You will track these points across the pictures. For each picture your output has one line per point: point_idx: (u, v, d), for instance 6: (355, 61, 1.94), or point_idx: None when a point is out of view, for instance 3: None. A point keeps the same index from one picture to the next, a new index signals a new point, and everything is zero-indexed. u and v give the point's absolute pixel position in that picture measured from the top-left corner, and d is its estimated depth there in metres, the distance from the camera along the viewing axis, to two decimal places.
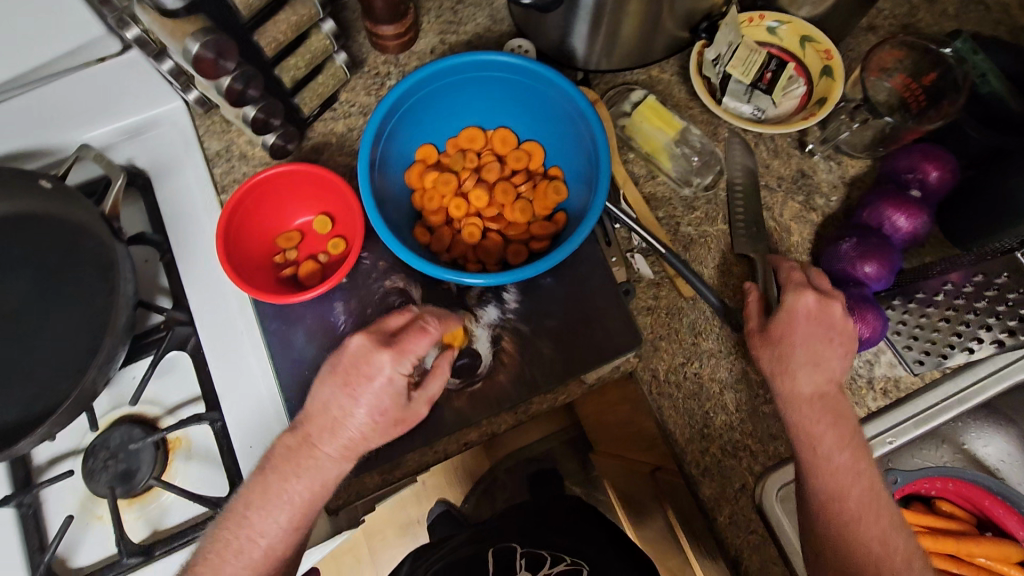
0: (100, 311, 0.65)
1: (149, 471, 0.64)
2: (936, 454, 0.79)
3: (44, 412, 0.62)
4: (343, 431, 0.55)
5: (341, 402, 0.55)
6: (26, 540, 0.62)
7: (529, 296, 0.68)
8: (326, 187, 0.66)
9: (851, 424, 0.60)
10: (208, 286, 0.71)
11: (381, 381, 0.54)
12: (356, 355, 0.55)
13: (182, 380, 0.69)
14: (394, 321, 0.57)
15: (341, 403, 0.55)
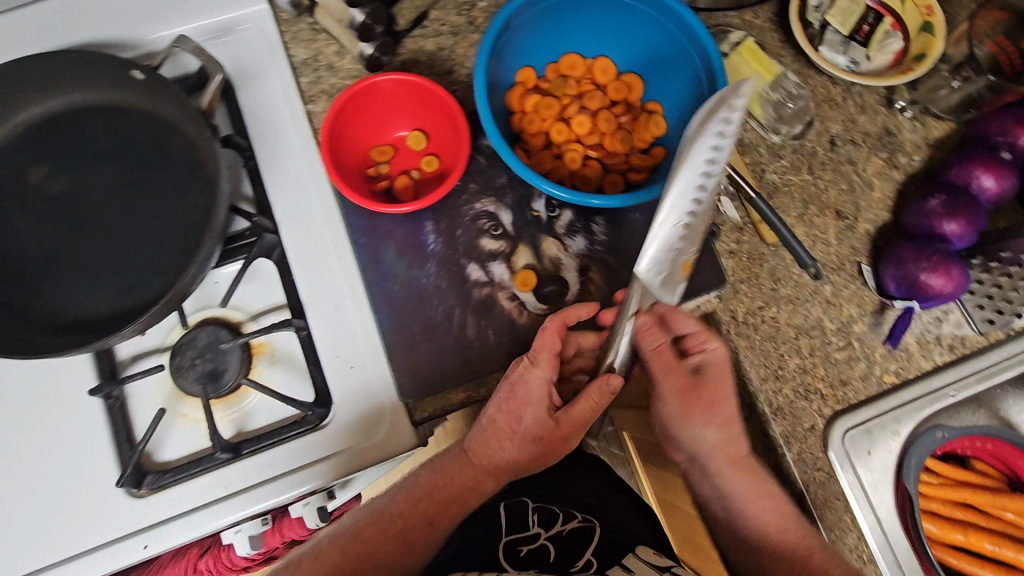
0: (191, 212, 0.64)
1: (236, 373, 0.64)
2: (972, 417, 0.80)
3: (134, 305, 0.62)
4: (487, 456, 0.64)
5: (493, 430, 0.62)
6: (114, 431, 0.62)
7: (618, 229, 0.69)
8: (426, 101, 0.65)
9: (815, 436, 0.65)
10: (294, 195, 0.70)
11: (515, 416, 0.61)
12: (506, 386, 0.61)
13: (267, 288, 0.68)
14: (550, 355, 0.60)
15: (493, 431, 0.62)
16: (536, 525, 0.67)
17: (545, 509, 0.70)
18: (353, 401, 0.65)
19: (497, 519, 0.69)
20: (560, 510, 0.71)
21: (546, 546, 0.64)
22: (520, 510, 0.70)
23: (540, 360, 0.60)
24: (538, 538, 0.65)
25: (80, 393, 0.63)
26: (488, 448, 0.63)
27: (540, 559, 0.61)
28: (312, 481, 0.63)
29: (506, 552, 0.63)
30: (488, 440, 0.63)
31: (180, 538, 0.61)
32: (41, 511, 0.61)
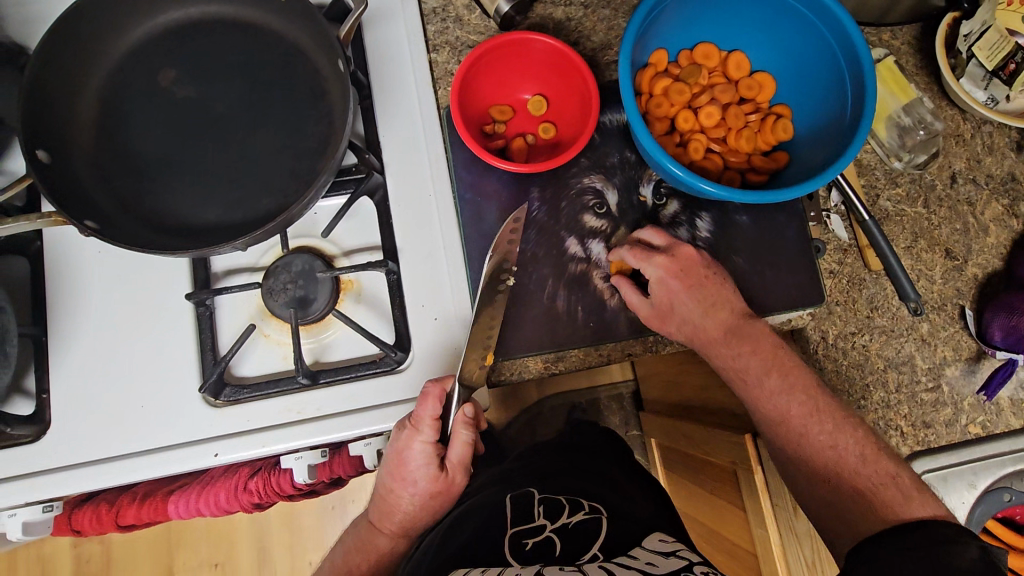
0: (308, 139, 0.64)
1: (325, 303, 0.65)
2: None
3: (241, 221, 0.62)
4: (394, 522, 0.65)
5: (395, 502, 0.64)
6: (201, 339, 0.64)
7: (723, 229, 0.68)
8: (557, 66, 0.64)
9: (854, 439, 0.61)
10: (404, 139, 0.69)
11: (386, 481, 0.64)
12: (394, 454, 0.62)
13: (365, 227, 0.69)
14: (406, 436, 0.61)
15: (396, 503, 0.64)
16: (542, 515, 0.63)
17: (551, 498, 0.66)
18: (434, 352, 0.65)
19: (501, 508, 0.65)
20: (566, 499, 0.66)
21: (553, 539, 0.59)
22: (527, 501, 0.66)
23: (401, 438, 0.61)
24: (542, 531, 0.61)
25: (175, 296, 0.65)
26: (390, 514, 0.65)
27: (547, 555, 0.57)
28: (383, 421, 0.64)
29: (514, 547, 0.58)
30: (392, 512, 0.65)
31: (248, 452, 0.63)
32: (123, 401, 0.63)
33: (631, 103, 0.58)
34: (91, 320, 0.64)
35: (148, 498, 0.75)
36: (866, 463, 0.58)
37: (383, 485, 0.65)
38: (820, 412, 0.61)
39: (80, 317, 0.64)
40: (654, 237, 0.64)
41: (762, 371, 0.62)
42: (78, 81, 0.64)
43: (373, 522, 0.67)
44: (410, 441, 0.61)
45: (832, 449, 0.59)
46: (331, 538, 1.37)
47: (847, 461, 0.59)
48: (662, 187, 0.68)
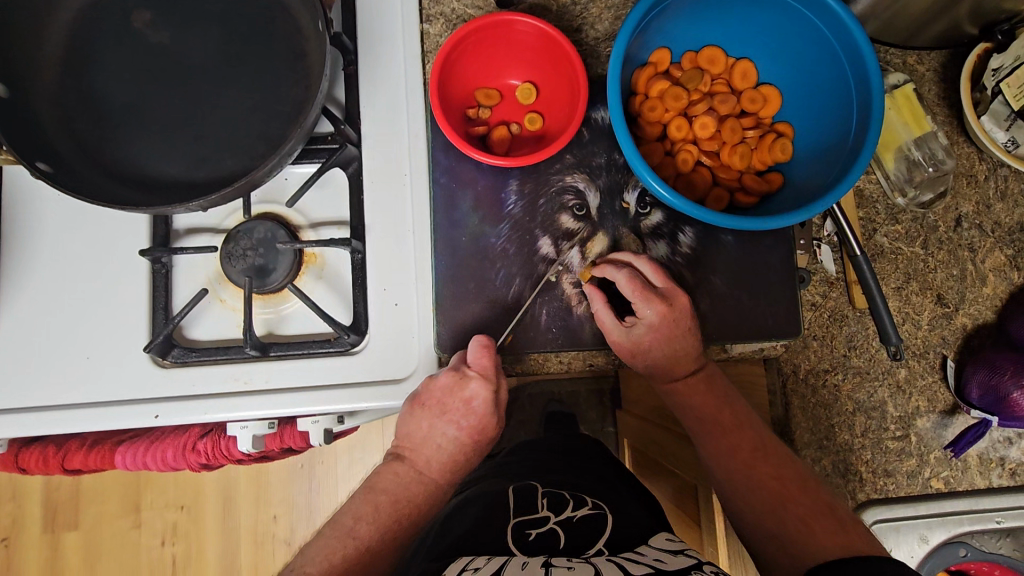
0: (282, 102, 0.61)
1: (284, 274, 0.63)
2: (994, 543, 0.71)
3: (203, 181, 0.60)
4: (437, 471, 0.61)
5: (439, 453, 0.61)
6: (153, 296, 0.62)
7: (705, 246, 0.65)
8: (551, 55, 0.60)
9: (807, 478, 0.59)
10: (385, 113, 0.66)
11: (433, 429, 0.60)
12: (454, 398, 0.60)
13: (335, 199, 0.66)
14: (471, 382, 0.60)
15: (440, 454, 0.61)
16: (545, 507, 0.63)
17: (554, 493, 0.66)
18: (390, 339, 0.63)
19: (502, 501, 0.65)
20: (571, 496, 0.66)
21: (555, 531, 0.58)
22: (529, 494, 0.66)
23: (470, 383, 0.60)
24: (545, 522, 0.60)
25: (131, 250, 0.63)
26: (432, 463, 0.61)
27: (551, 542, 0.56)
28: (329, 402, 0.62)
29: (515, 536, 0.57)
30: (435, 460, 0.61)
31: (189, 417, 0.61)
32: (70, 349, 0.62)
33: (617, 104, 0.55)
34: (45, 263, 0.63)
35: (95, 446, 0.73)
36: (804, 493, 0.57)
37: (423, 433, 0.61)
38: (766, 451, 0.59)
39: (35, 259, 0.63)
40: (654, 277, 0.62)
41: (715, 412, 0.62)
42: (50, 13, 0.61)
43: (409, 471, 0.61)
44: (479, 387, 0.60)
45: (777, 481, 0.58)
46: (297, 497, 1.38)
47: (783, 492, 0.57)
48: (647, 195, 0.65)
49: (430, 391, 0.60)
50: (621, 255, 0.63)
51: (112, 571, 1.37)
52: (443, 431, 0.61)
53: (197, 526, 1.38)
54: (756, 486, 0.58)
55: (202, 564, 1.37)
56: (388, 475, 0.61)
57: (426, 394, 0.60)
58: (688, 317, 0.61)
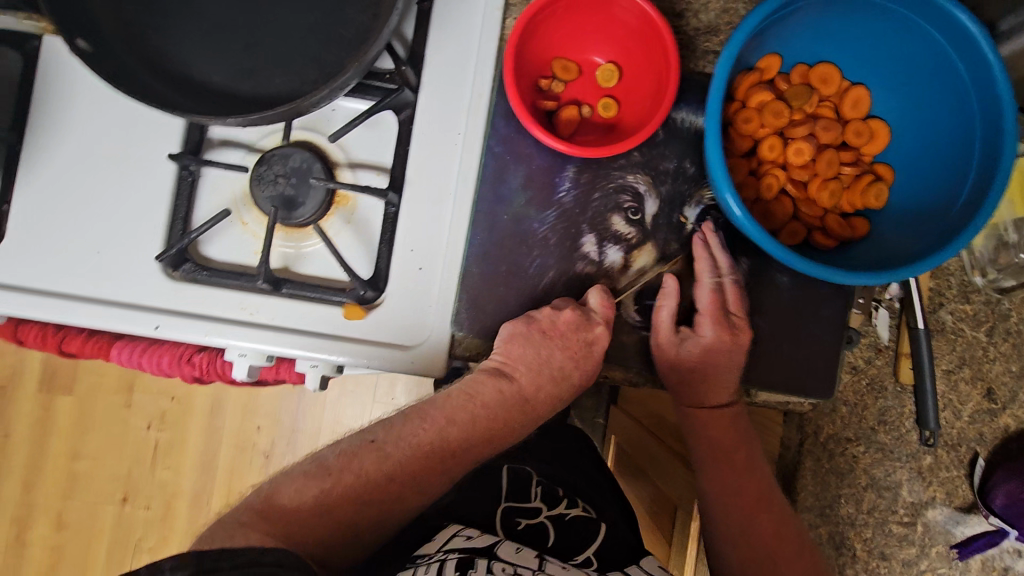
0: (347, 28, 0.57)
1: (312, 211, 0.60)
2: None
3: (246, 94, 0.56)
4: (536, 404, 0.60)
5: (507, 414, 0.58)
6: (175, 204, 0.60)
7: (756, 283, 0.60)
8: (644, 38, 0.54)
9: (798, 542, 0.55)
10: (451, 63, 0.61)
11: (548, 357, 0.58)
12: (583, 340, 0.58)
13: (379, 144, 0.62)
14: (598, 328, 0.57)
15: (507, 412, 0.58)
16: (538, 499, 0.68)
17: (549, 487, 0.70)
18: (407, 303, 0.60)
19: (498, 482, 0.68)
20: (564, 494, 0.70)
21: (546, 527, 0.64)
22: (524, 482, 0.70)
23: (595, 329, 0.57)
24: (537, 515, 0.65)
25: (160, 150, 0.60)
26: (539, 391, 0.59)
27: (539, 540, 0.61)
28: (332, 353, 0.60)
29: (505, 521, 0.63)
30: (543, 387, 0.59)
31: (188, 334, 0.59)
32: (82, 237, 0.60)
33: (715, 117, 0.49)
34: (71, 143, 0.60)
35: (93, 335, 0.72)
36: (799, 559, 0.55)
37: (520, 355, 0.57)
38: (769, 502, 0.57)
39: (62, 137, 0.60)
40: (730, 301, 0.58)
41: (731, 444, 0.59)
42: None
43: (514, 393, 0.58)
44: (603, 334, 0.57)
45: (774, 536, 0.55)
46: (281, 413, 1.40)
47: (779, 551, 0.55)
48: (709, 214, 0.60)
49: (552, 322, 0.57)
50: (717, 249, 0.58)
51: (95, 442, 1.41)
52: (556, 360, 0.58)
53: (183, 419, 1.40)
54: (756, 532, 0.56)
55: (182, 455, 1.41)
56: (491, 390, 0.57)
57: (547, 323, 0.57)
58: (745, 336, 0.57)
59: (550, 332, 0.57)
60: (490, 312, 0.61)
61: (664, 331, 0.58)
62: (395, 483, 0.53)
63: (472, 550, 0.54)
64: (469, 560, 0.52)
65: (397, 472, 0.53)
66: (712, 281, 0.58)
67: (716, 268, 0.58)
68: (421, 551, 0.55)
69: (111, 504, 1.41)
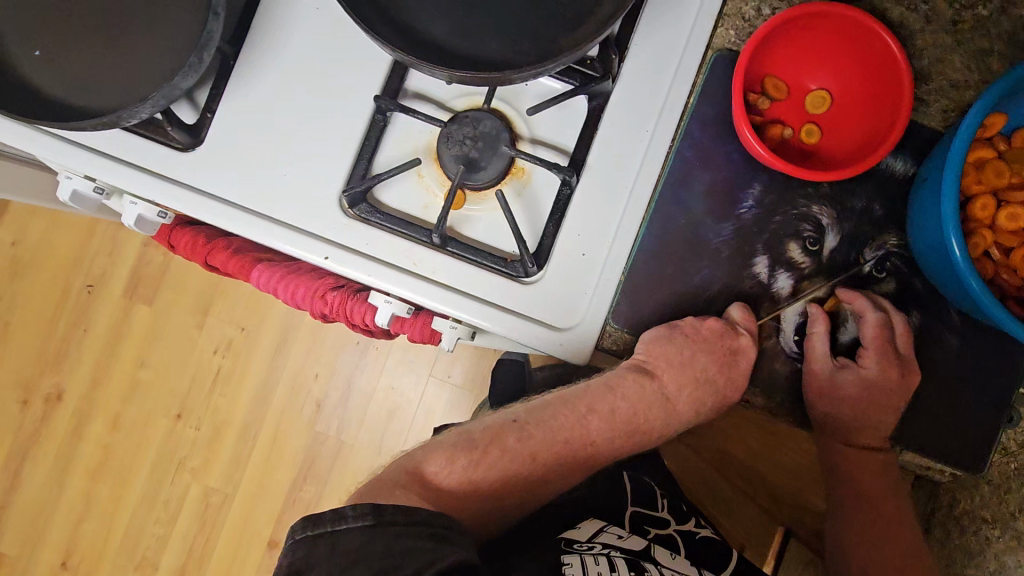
0: (570, 10, 0.58)
1: (492, 177, 0.61)
2: None
3: (461, 55, 0.59)
4: (681, 398, 0.62)
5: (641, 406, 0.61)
6: (364, 143, 0.62)
7: (925, 341, 0.58)
8: (873, 73, 0.54)
9: None
10: (654, 60, 0.61)
11: (692, 358, 0.59)
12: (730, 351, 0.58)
13: (565, 125, 0.63)
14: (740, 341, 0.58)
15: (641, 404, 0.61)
16: (666, 510, 0.68)
17: (675, 503, 0.71)
18: (565, 286, 0.61)
19: (624, 486, 0.70)
20: (690, 512, 0.70)
21: (676, 538, 0.64)
22: (649, 491, 0.70)
23: (738, 339, 0.58)
24: (667, 526, 0.65)
25: (361, 91, 0.62)
26: (682, 390, 0.62)
27: (673, 546, 0.62)
28: (483, 317, 0.61)
29: (635, 524, 0.64)
30: (684, 387, 0.62)
31: (354, 272, 0.62)
32: (272, 158, 0.62)
33: (956, 162, 0.48)
34: (280, 67, 0.63)
35: (238, 253, 0.76)
36: None
37: (662, 350, 0.59)
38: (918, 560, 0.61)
39: (274, 61, 0.63)
40: (897, 345, 0.57)
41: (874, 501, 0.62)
42: None
43: (657, 388, 0.61)
44: (747, 345, 0.58)
45: None
46: (341, 366, 1.43)
47: None
48: (888, 260, 0.59)
49: (696, 327, 0.59)
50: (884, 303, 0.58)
51: (166, 355, 1.47)
52: (700, 362, 0.59)
53: (251, 351, 1.45)
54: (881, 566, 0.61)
55: (242, 386, 1.45)
56: (632, 385, 0.60)
57: (691, 329, 0.59)
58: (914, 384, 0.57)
59: (693, 335, 0.59)
60: (642, 312, 0.61)
61: (820, 360, 0.58)
62: (539, 457, 0.58)
63: (630, 552, 0.57)
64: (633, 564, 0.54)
65: (541, 449, 0.59)
66: (881, 324, 0.57)
67: (886, 316, 0.57)
68: (573, 537, 0.59)
69: (165, 417, 1.47)
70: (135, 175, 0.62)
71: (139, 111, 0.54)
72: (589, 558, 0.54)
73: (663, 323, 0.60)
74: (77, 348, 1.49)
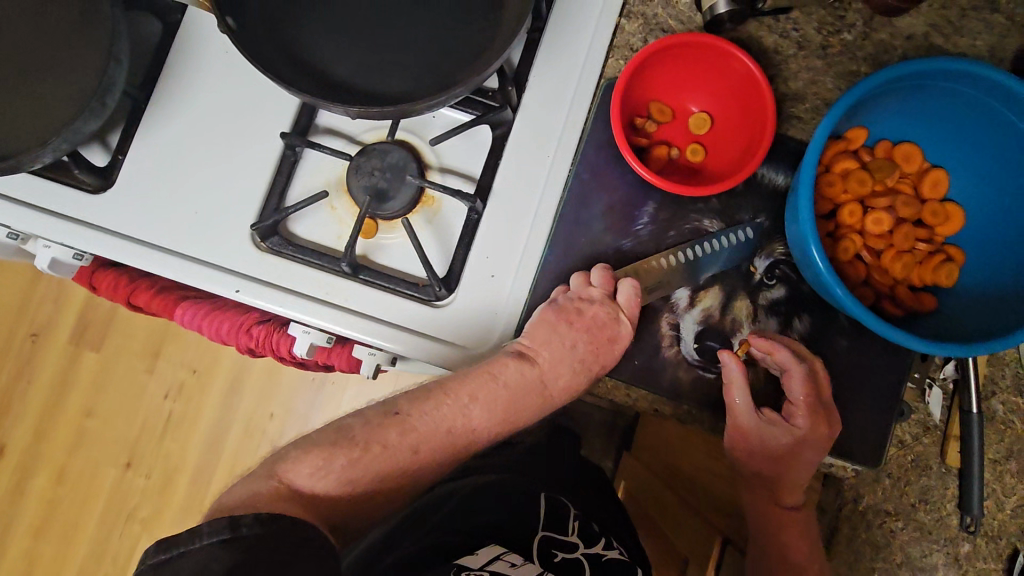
0: (466, 47, 0.62)
1: (401, 205, 0.63)
2: None
3: (363, 91, 0.61)
4: (556, 386, 0.62)
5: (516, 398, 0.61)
6: (275, 178, 0.64)
7: (817, 341, 0.61)
8: (743, 95, 0.58)
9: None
10: (551, 90, 0.65)
11: (574, 345, 0.61)
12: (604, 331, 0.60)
13: (472, 154, 0.66)
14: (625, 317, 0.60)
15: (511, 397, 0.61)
16: (576, 534, 0.66)
17: (586, 524, 0.70)
18: (476, 307, 0.62)
19: (536, 509, 0.67)
20: (600, 533, 0.70)
21: (583, 563, 0.62)
22: (562, 513, 0.69)
23: (623, 323, 0.60)
24: (574, 550, 0.63)
25: (269, 129, 0.64)
26: (558, 377, 0.62)
27: (577, 573, 0.60)
28: (397, 342, 0.62)
29: (542, 551, 0.61)
30: (562, 375, 0.62)
31: (269, 305, 0.63)
32: (183, 197, 0.63)
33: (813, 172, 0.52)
34: (190, 109, 0.64)
35: (161, 293, 0.76)
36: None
37: (553, 339, 0.61)
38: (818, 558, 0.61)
39: (184, 103, 0.64)
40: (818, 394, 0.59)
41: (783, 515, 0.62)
42: None
43: (535, 375, 0.61)
44: (627, 330, 0.60)
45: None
46: (295, 403, 1.41)
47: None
48: (777, 268, 0.62)
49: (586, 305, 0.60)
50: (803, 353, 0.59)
51: (111, 404, 1.43)
52: (579, 348, 0.61)
53: (199, 394, 1.42)
54: (788, 555, 0.60)
55: (191, 430, 1.42)
56: (513, 370, 0.60)
57: (576, 309, 0.60)
58: (822, 440, 0.58)
59: (578, 320, 0.60)
60: None
61: (747, 412, 0.59)
62: (421, 450, 0.58)
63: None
64: None
65: (423, 441, 0.58)
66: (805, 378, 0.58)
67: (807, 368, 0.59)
68: (468, 563, 0.56)
69: (114, 468, 1.42)
70: (42, 218, 0.63)
71: (39, 155, 0.55)
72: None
73: (549, 305, 0.61)
74: (18, 402, 1.44)
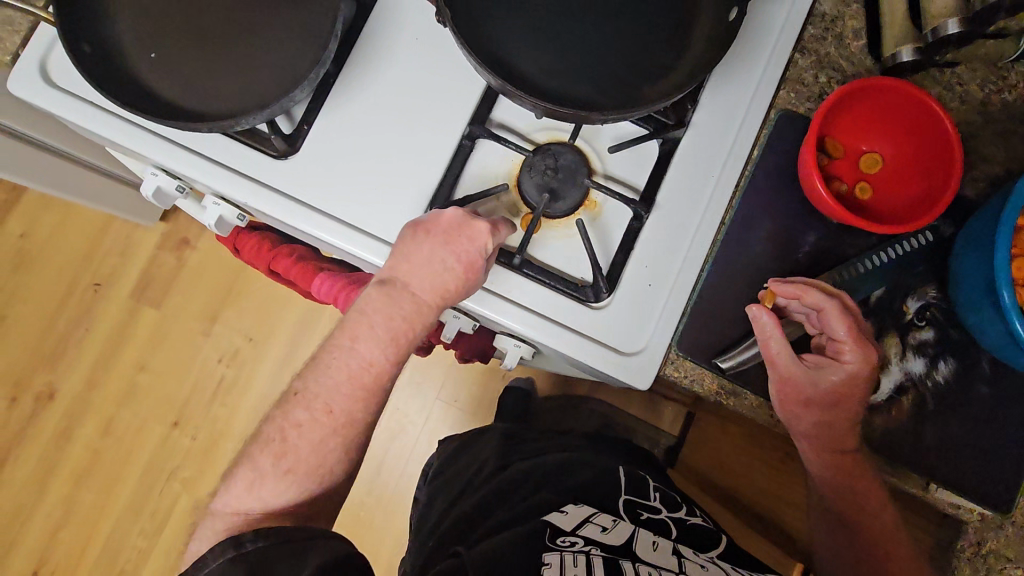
0: (653, 64, 0.64)
1: (568, 206, 0.66)
2: None
3: (553, 93, 0.63)
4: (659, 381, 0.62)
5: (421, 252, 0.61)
6: (450, 165, 0.66)
7: (959, 385, 0.63)
8: (924, 141, 0.60)
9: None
10: (722, 113, 0.67)
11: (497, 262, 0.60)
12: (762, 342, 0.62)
13: (638, 165, 0.67)
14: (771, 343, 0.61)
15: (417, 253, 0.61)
16: (659, 501, 0.72)
17: (668, 494, 0.75)
18: (633, 313, 0.65)
19: (618, 478, 0.75)
20: (683, 502, 0.74)
21: (667, 523, 0.68)
22: (644, 486, 0.75)
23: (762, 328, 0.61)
24: (660, 512, 0.70)
25: (449, 118, 0.67)
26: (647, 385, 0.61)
27: (662, 529, 0.67)
28: (554, 337, 0.64)
29: (627, 508, 0.70)
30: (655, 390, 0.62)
31: None
32: (362, 174, 0.66)
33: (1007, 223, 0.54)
34: (374, 89, 0.67)
35: (301, 261, 0.80)
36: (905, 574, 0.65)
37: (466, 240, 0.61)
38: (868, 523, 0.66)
39: (369, 83, 0.67)
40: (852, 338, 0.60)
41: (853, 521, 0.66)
42: None
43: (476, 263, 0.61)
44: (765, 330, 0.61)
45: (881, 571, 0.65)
46: None
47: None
48: (927, 310, 0.64)
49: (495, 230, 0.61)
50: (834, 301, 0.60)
51: (167, 361, 1.44)
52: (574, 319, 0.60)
53: (256, 361, 1.44)
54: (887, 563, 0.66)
55: (245, 396, 1.44)
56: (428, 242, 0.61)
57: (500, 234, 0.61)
58: (870, 367, 0.60)
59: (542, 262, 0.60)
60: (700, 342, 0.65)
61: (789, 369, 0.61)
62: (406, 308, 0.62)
63: (610, 547, 0.61)
64: (613, 561, 0.58)
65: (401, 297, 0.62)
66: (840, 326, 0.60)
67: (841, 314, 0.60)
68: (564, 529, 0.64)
69: (161, 425, 1.43)
70: (228, 176, 0.65)
71: (252, 119, 0.57)
72: (568, 557, 0.59)
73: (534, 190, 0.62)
74: (72, 348, 1.44)
